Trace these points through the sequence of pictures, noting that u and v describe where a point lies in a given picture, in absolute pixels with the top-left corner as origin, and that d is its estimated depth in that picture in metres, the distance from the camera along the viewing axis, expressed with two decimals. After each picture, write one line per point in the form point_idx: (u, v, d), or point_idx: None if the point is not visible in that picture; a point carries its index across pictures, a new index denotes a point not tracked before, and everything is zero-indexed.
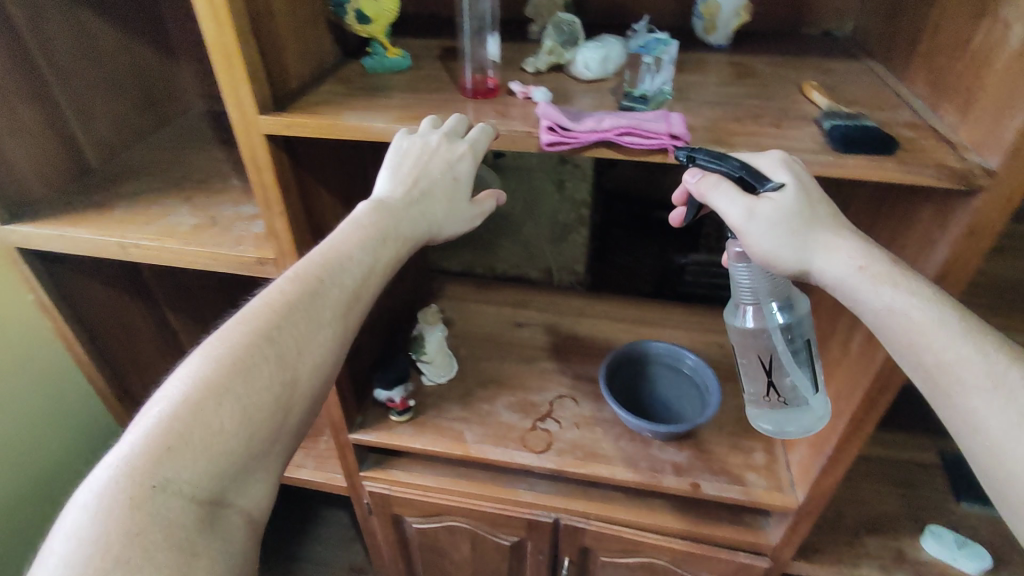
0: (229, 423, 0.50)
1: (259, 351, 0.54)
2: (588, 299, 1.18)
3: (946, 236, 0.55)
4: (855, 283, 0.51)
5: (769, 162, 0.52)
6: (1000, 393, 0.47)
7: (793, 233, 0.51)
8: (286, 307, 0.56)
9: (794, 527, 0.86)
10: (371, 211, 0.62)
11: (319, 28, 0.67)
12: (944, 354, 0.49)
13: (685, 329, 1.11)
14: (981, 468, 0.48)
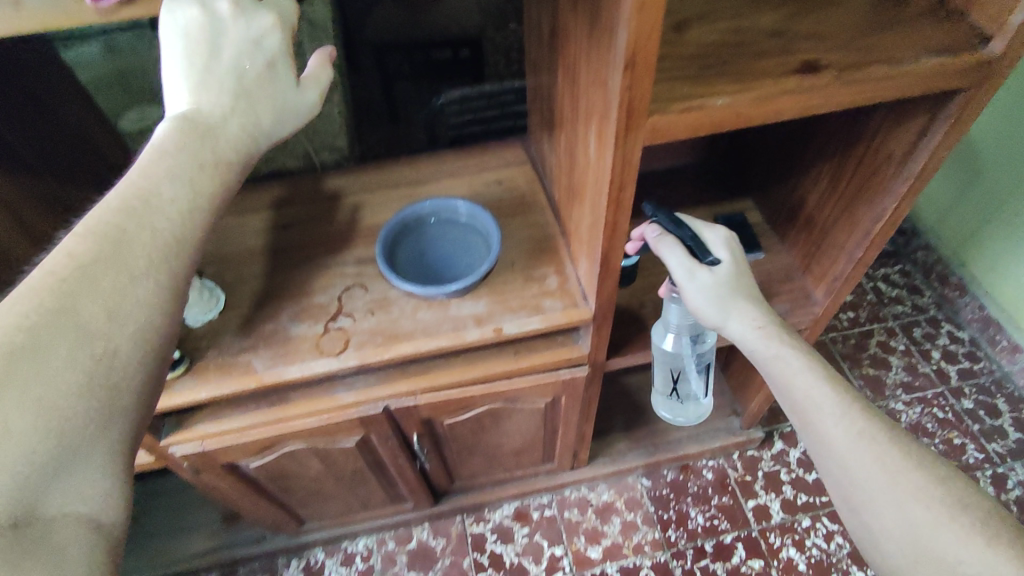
0: (20, 417, 0.40)
1: (54, 322, 0.43)
2: (358, 174, 1.07)
3: (625, 11, 0.51)
4: (752, 337, 0.75)
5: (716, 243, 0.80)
6: (840, 415, 0.67)
7: (721, 294, 0.76)
8: (85, 256, 0.47)
9: (598, 334, 0.90)
10: (172, 131, 0.55)
11: None
12: (806, 387, 0.70)
13: (462, 177, 1.05)
14: (846, 489, 0.67)
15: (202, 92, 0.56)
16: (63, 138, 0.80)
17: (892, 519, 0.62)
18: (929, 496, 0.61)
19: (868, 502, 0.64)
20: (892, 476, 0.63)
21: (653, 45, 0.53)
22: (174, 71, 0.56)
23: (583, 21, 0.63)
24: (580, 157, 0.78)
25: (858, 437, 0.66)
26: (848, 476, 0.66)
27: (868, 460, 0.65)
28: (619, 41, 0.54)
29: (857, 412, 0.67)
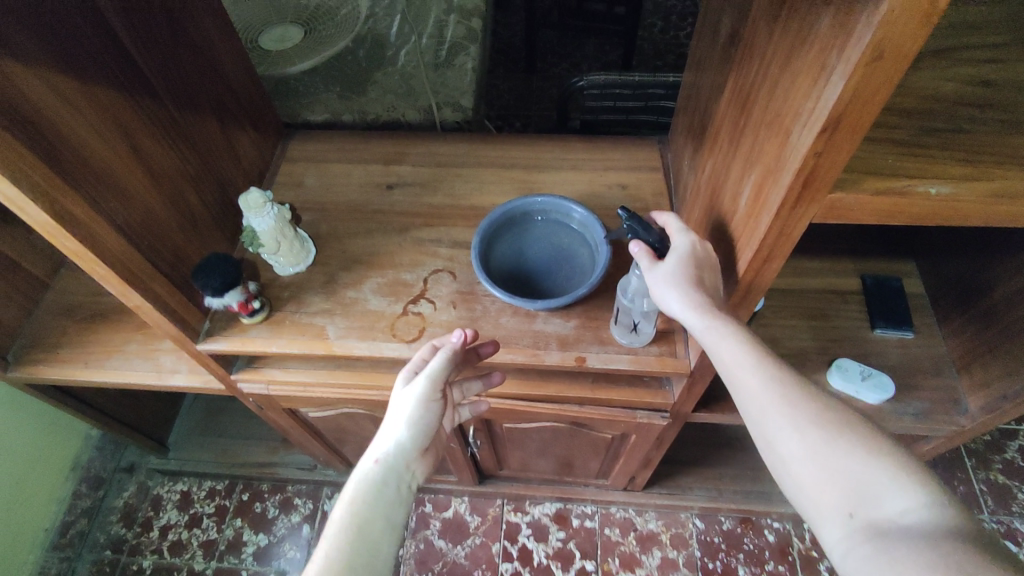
0: (372, 560, 0.56)
1: (380, 512, 0.59)
2: (474, 144, 1.00)
3: (843, 65, 0.38)
4: (691, 322, 0.59)
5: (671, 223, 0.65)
6: (750, 358, 0.57)
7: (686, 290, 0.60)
8: (389, 464, 0.62)
9: (690, 388, 0.79)
10: (403, 388, 0.67)
11: None
12: (734, 350, 0.57)
13: (582, 171, 0.94)
14: (761, 435, 0.56)
15: (399, 408, 0.65)
16: (192, 65, 0.78)
17: (799, 458, 0.53)
18: (835, 430, 0.53)
19: (780, 445, 0.55)
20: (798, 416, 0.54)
21: (870, 112, 0.39)
22: (395, 416, 0.65)
23: (776, 47, 0.50)
24: (724, 196, 0.65)
25: (769, 372, 0.56)
26: (761, 418, 0.56)
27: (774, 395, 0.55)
28: (821, 96, 0.41)
29: (760, 348, 0.58)
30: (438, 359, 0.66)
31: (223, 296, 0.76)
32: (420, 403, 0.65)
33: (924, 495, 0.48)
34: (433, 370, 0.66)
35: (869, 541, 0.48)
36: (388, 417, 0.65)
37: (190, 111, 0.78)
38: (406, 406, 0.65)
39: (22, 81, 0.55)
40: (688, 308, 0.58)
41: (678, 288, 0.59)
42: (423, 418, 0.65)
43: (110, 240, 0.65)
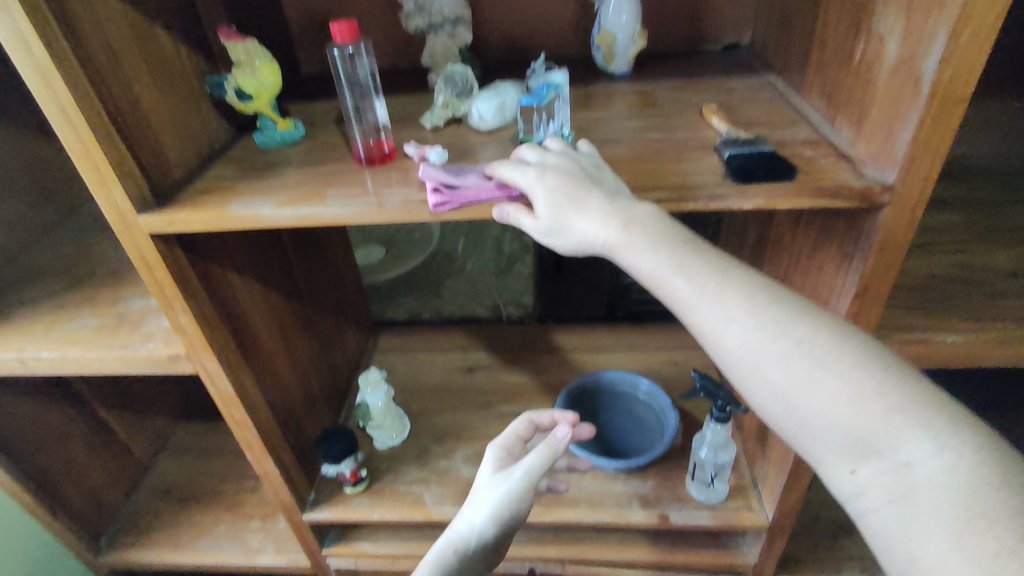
0: None
1: None
2: (539, 332, 1.17)
3: (860, 253, 0.54)
4: (619, 248, 0.50)
5: (542, 155, 0.53)
6: (675, 234, 0.51)
7: (562, 202, 0.50)
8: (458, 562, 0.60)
9: (770, 545, 0.83)
10: (492, 472, 0.65)
11: (199, 109, 0.64)
12: (731, 331, 0.49)
13: (638, 352, 1.09)
14: (775, 408, 0.49)
15: (488, 493, 0.62)
16: (323, 271, 0.97)
17: (796, 411, 0.48)
18: (819, 350, 0.47)
19: (812, 421, 0.47)
20: (743, 288, 0.50)
21: (886, 283, 0.54)
22: (481, 501, 0.62)
23: (801, 244, 0.67)
24: None
25: (744, 325, 0.49)
26: (785, 407, 0.48)
27: (757, 354, 0.48)
28: (847, 273, 0.57)
29: (720, 285, 0.50)
30: (537, 454, 0.63)
31: (339, 463, 0.85)
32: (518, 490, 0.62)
33: (945, 439, 0.43)
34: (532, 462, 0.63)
35: (886, 496, 0.44)
36: (471, 499, 0.63)
37: (319, 308, 0.95)
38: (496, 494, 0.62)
39: (234, 284, 0.72)
40: (593, 218, 0.50)
41: (574, 224, 0.50)
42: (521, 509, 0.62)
43: (262, 410, 0.77)
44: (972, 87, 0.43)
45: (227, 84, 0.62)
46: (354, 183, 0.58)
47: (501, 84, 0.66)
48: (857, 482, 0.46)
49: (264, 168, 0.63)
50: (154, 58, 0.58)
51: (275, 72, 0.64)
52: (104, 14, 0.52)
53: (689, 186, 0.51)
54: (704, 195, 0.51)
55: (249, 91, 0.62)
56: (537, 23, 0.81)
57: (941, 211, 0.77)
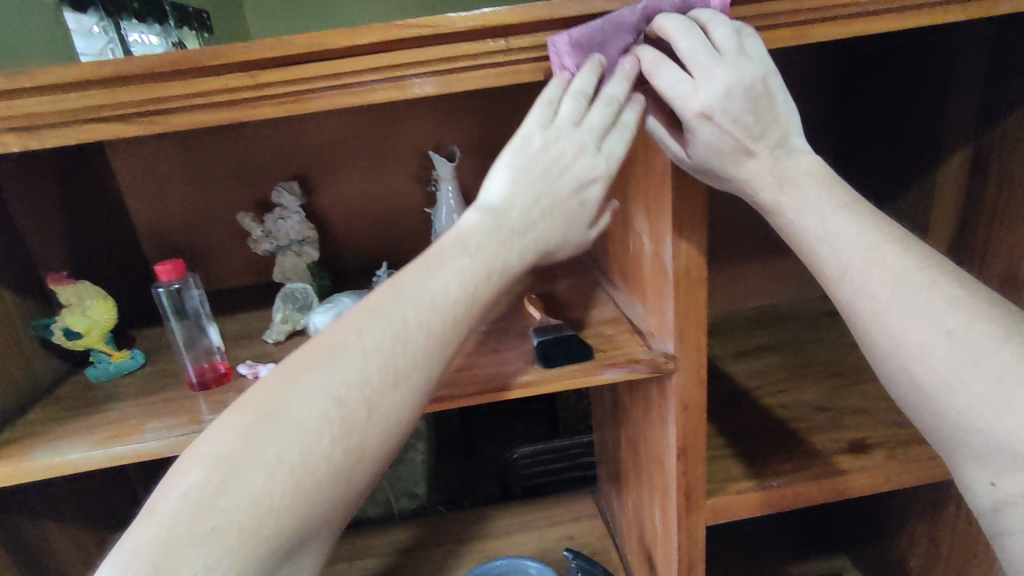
0: (267, 502, 0.38)
1: (277, 435, 0.39)
2: (431, 525, 1.11)
3: (670, 416, 0.59)
4: (767, 199, 0.50)
5: (725, 43, 0.45)
6: (835, 189, 0.49)
7: (732, 113, 0.47)
8: (344, 387, 0.41)
9: None
10: (478, 224, 0.48)
11: (25, 352, 0.64)
12: (868, 261, 0.46)
13: (533, 530, 1.06)
14: (914, 380, 0.43)
15: (442, 267, 0.46)
16: None
17: (935, 376, 0.42)
18: (951, 292, 0.42)
19: (953, 389, 0.41)
20: (880, 228, 0.47)
21: (700, 440, 0.59)
22: (425, 275, 0.46)
23: (637, 408, 0.72)
24: (646, 524, 0.78)
25: (898, 263, 0.45)
26: (926, 378, 0.42)
27: (877, 281, 0.45)
28: (668, 435, 0.61)
29: (873, 226, 0.47)
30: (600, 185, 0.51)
31: None
32: (466, 295, 0.46)
33: None
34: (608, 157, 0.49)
35: None
36: (372, 308, 0.44)
37: None
38: (429, 312, 0.45)
39: (47, 532, 0.67)
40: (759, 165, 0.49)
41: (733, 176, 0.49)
42: (538, 218, 0.49)
43: None
44: (703, 270, 0.52)
45: (55, 324, 0.63)
46: (181, 411, 0.57)
47: (340, 296, 0.71)
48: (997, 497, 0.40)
49: (88, 404, 0.61)
50: None
51: (109, 306, 0.65)
52: None
53: (501, 376, 0.55)
54: (516, 382, 0.55)
55: (79, 329, 0.63)
56: (382, 234, 0.90)
57: (756, 358, 0.87)
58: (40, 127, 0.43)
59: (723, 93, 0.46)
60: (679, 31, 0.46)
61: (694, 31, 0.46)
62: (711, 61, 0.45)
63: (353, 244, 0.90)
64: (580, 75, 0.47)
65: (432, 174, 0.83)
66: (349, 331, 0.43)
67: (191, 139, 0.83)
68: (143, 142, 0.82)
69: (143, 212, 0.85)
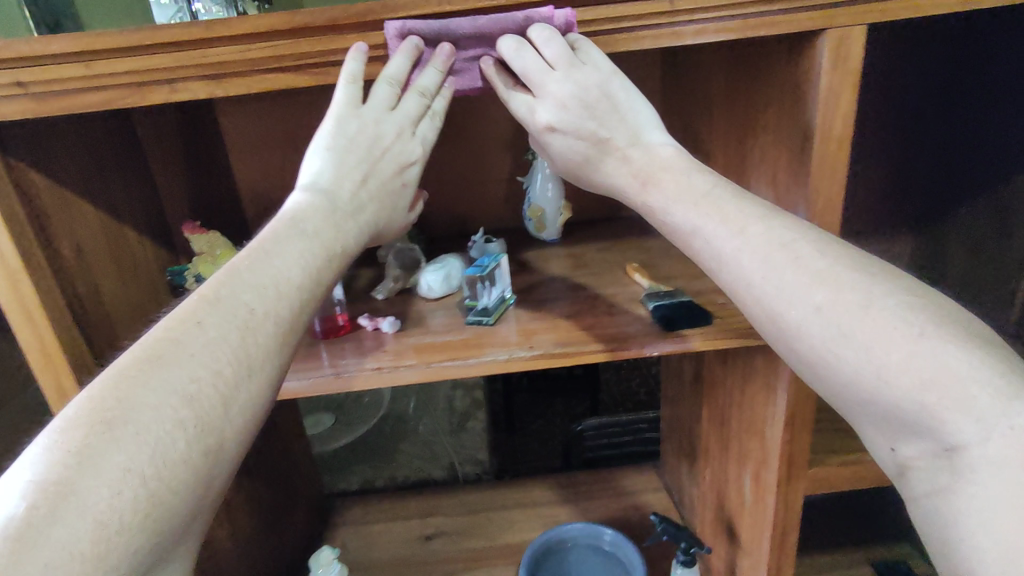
0: (128, 506, 0.33)
1: (123, 425, 0.35)
2: (498, 490, 1.15)
3: (781, 384, 0.60)
4: (630, 190, 0.52)
5: (557, 59, 0.49)
6: (698, 176, 0.50)
7: (580, 111, 0.51)
8: (186, 354, 0.39)
9: None
10: (306, 205, 0.48)
11: (160, 298, 0.67)
12: (752, 239, 0.45)
13: (596, 501, 1.09)
14: (809, 356, 0.42)
15: (281, 253, 0.45)
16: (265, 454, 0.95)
17: (833, 339, 0.41)
18: (815, 266, 0.42)
19: (846, 353, 0.40)
20: (731, 212, 0.47)
21: (810, 410, 0.60)
22: (275, 250, 0.45)
23: (731, 379, 0.73)
24: (727, 495, 0.80)
25: (761, 233, 0.45)
26: (826, 350, 0.41)
27: (751, 262, 0.45)
28: (774, 404, 0.62)
29: (746, 207, 0.47)
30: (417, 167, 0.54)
31: None
32: (310, 279, 0.45)
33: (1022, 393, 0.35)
34: (424, 142, 0.53)
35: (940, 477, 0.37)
36: (212, 298, 0.41)
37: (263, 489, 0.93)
38: (275, 299, 0.43)
39: None
40: (619, 166, 0.52)
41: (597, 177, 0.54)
42: (364, 199, 0.51)
43: None
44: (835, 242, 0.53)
45: (189, 271, 0.67)
46: (311, 355, 0.61)
47: (445, 257, 0.73)
48: (897, 459, 0.41)
49: None
50: (118, 255, 0.62)
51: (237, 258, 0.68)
52: (78, 217, 0.57)
53: (622, 337, 0.57)
54: (635, 343, 0.56)
55: (209, 278, 0.67)
56: (474, 202, 0.92)
57: None
58: (224, 78, 0.45)
59: (560, 105, 0.51)
60: (541, 38, 0.49)
61: (526, 50, 0.50)
62: (551, 72, 0.49)
63: (444, 211, 0.92)
64: (398, 58, 0.48)
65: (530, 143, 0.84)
66: (191, 327, 0.40)
67: (300, 101, 0.85)
68: (252, 102, 0.84)
69: (249, 172, 0.88)
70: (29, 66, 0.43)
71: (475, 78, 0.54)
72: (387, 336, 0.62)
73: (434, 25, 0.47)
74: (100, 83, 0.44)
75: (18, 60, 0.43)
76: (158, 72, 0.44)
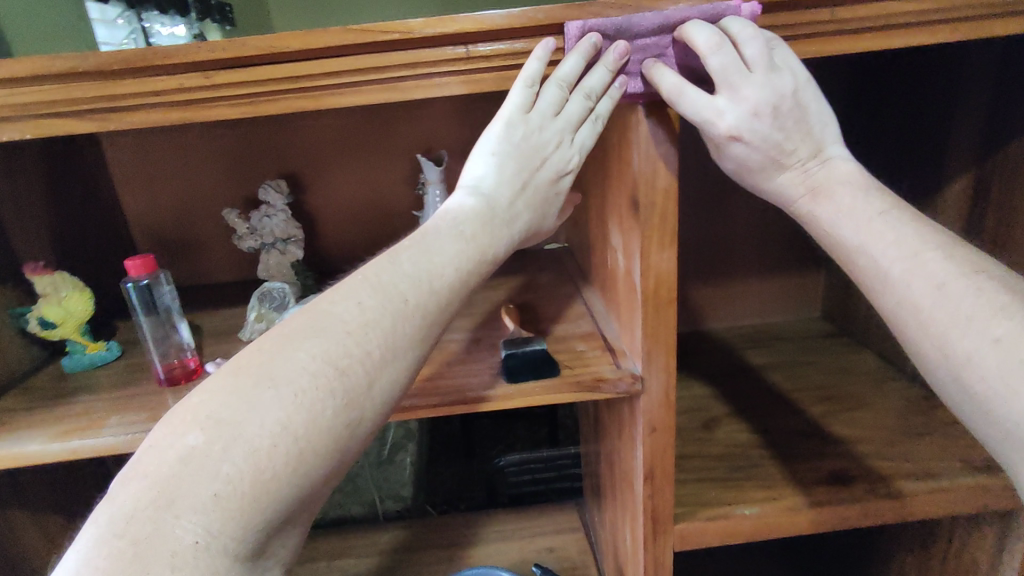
0: (211, 519, 0.34)
1: (210, 438, 0.35)
2: (414, 529, 1.10)
3: (638, 438, 0.57)
4: (812, 206, 0.52)
5: (756, 60, 0.46)
6: (871, 195, 0.50)
7: (767, 118, 0.49)
8: (322, 359, 0.39)
9: None
10: (476, 205, 0.49)
11: (3, 340, 0.65)
12: (930, 254, 0.46)
13: (513, 541, 1.05)
14: (964, 387, 0.43)
15: (428, 253, 0.45)
16: None
17: (1000, 369, 0.40)
18: (969, 297, 0.43)
19: (1012, 385, 0.40)
20: (907, 236, 0.47)
21: (670, 464, 0.57)
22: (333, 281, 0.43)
23: (612, 425, 0.70)
24: (619, 545, 0.76)
25: (962, 250, 0.46)
26: (980, 382, 0.41)
27: (920, 285, 0.45)
28: (637, 457, 0.59)
29: (909, 231, 0.47)
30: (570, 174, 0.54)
31: None
32: (429, 285, 0.44)
33: None
34: (581, 149, 0.52)
35: None
36: (340, 294, 0.43)
37: None
38: (393, 301, 0.43)
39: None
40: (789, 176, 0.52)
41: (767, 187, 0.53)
42: (521, 206, 0.51)
43: None
44: (674, 291, 0.51)
45: (31, 313, 0.63)
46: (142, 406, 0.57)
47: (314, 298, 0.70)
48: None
49: (61, 394, 0.61)
50: None
51: (88, 298, 0.65)
52: None
53: (463, 389, 0.54)
54: (476, 394, 0.53)
55: (53, 320, 0.64)
56: (372, 235, 0.90)
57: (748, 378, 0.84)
58: None
59: (754, 111, 0.48)
60: (719, 36, 0.46)
61: (728, 45, 0.46)
62: (741, 74, 0.47)
63: (342, 245, 0.90)
64: (571, 59, 0.47)
65: (421, 177, 0.82)
66: (351, 301, 0.42)
67: (185, 133, 0.83)
68: (133, 133, 0.82)
69: (137, 204, 0.85)
70: None
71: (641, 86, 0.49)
72: None
73: (616, 23, 0.47)
74: None
75: None
76: None
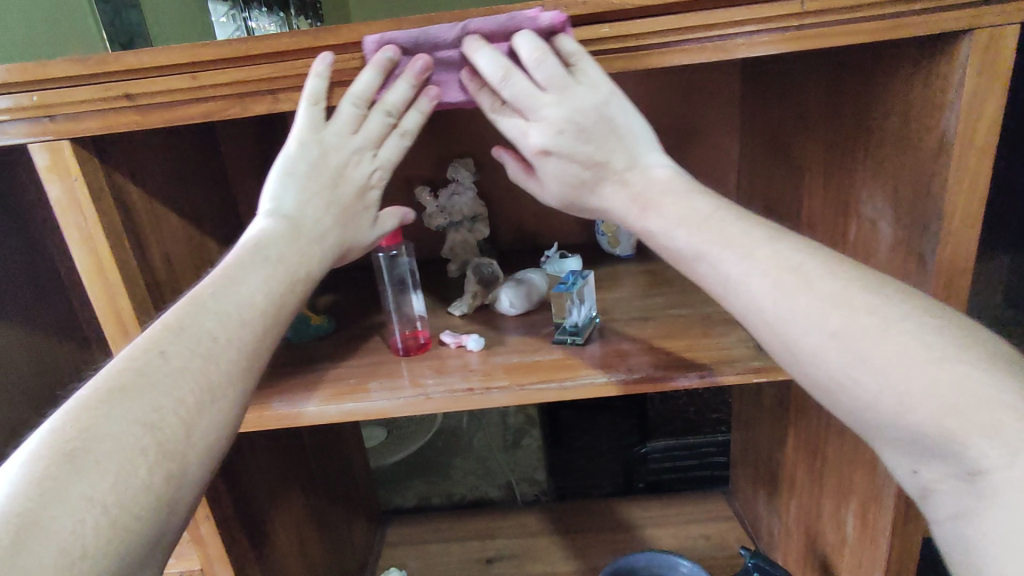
0: (65, 540, 0.30)
1: (71, 460, 0.32)
2: (560, 513, 1.11)
3: None
4: (630, 217, 0.46)
5: (550, 81, 0.45)
6: (701, 198, 0.45)
7: (610, 127, 0.46)
8: (132, 384, 0.36)
9: None
10: (277, 231, 0.46)
11: None
12: (733, 262, 0.40)
13: (665, 527, 1.04)
14: (822, 385, 0.37)
15: (245, 279, 0.44)
16: (327, 470, 0.93)
17: (851, 365, 0.35)
18: (829, 288, 0.37)
19: (864, 378, 0.34)
20: (736, 235, 0.41)
21: None
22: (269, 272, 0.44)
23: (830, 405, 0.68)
24: (819, 530, 0.74)
25: (793, 246, 0.40)
26: (847, 378, 0.35)
27: (760, 286, 0.39)
28: None
29: (738, 229, 0.42)
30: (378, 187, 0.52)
31: None
32: (275, 304, 0.44)
33: None
34: (386, 164, 0.50)
35: (957, 507, 0.33)
36: (180, 318, 0.40)
37: (323, 510, 0.91)
38: (238, 324, 0.42)
39: None
40: (617, 192, 0.47)
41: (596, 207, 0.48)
42: (331, 223, 0.49)
43: None
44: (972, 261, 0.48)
45: None
46: (393, 373, 0.59)
47: (527, 273, 0.70)
48: (920, 484, 0.35)
49: (302, 362, 0.63)
50: (201, 264, 0.62)
51: None
52: (168, 231, 0.57)
53: (728, 360, 0.53)
54: (743, 368, 0.52)
55: None
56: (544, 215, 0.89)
57: None
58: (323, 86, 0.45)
59: (555, 128, 0.46)
60: (535, 55, 0.45)
61: (552, 57, 0.45)
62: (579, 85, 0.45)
63: (513, 224, 0.90)
64: (366, 73, 0.46)
65: None
66: (169, 337, 0.39)
67: None
68: None
69: None
70: (141, 79, 0.44)
71: (459, 92, 0.49)
72: (472, 355, 0.59)
73: (412, 35, 0.45)
74: (209, 95, 0.44)
75: (129, 72, 0.43)
76: (262, 83, 0.45)
